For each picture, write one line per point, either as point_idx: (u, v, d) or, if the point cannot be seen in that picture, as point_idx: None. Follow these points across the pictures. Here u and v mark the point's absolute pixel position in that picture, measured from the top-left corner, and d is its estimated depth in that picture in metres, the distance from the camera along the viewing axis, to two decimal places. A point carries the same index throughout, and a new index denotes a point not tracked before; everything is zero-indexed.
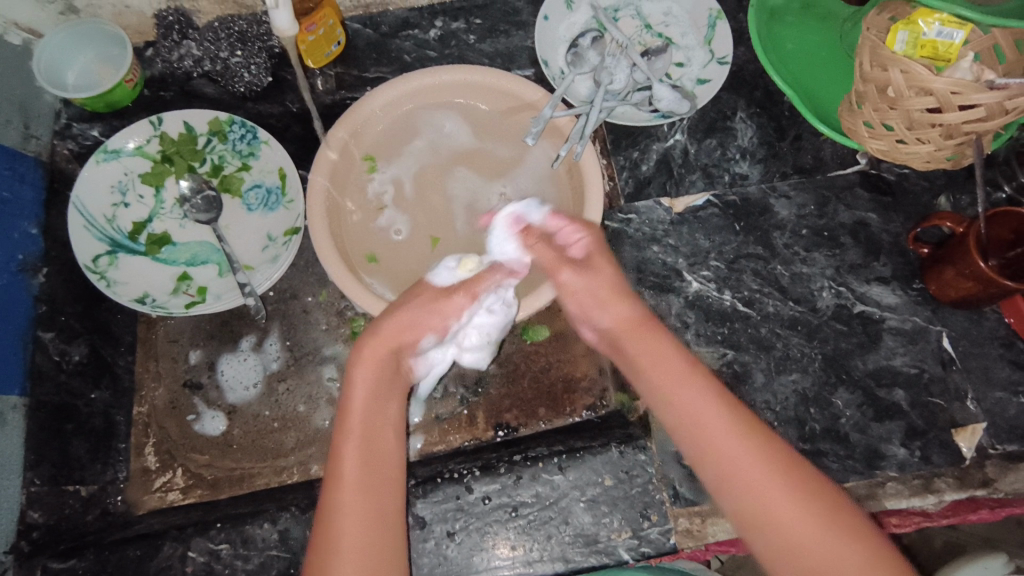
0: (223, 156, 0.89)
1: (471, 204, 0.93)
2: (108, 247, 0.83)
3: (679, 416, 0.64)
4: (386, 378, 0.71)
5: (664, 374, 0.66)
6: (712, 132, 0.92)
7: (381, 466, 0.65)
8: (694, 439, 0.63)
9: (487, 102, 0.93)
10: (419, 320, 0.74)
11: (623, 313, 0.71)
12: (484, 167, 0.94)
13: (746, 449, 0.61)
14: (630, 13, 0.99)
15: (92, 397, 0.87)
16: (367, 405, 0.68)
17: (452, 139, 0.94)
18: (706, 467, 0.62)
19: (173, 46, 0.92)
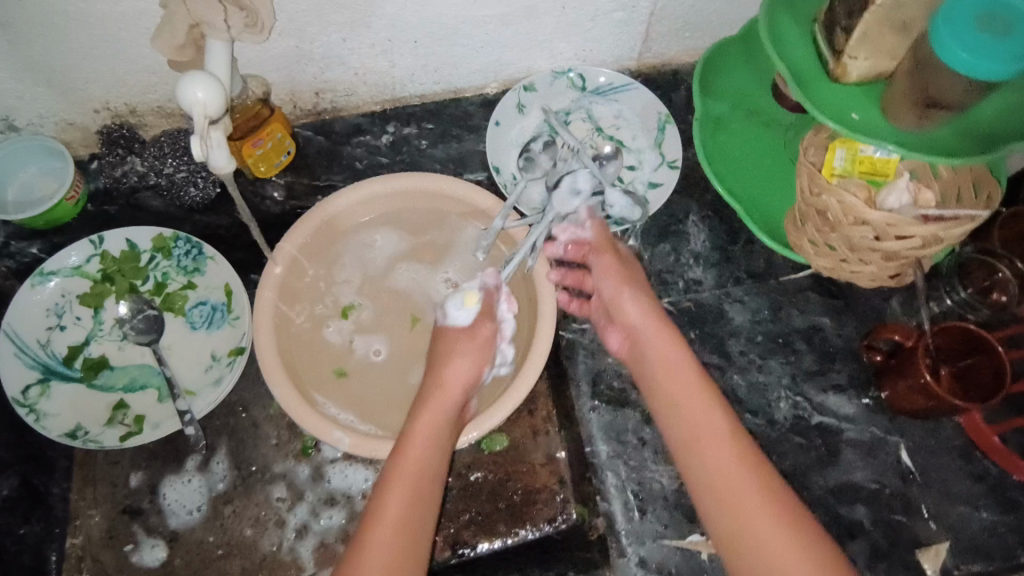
0: (167, 272, 0.87)
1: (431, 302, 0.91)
2: (39, 376, 0.80)
3: (687, 423, 0.72)
4: (442, 428, 0.75)
5: (693, 408, 0.73)
6: (664, 237, 0.93)
7: (418, 510, 0.69)
8: (691, 436, 0.71)
9: (423, 201, 0.91)
10: (454, 357, 0.80)
11: (645, 307, 0.80)
12: (427, 262, 0.92)
13: (752, 491, 0.66)
14: (581, 116, 1.00)
15: (20, 533, 0.84)
16: (424, 451, 0.72)
17: (383, 250, 0.92)
18: (693, 455, 0.70)
19: (117, 162, 0.90)
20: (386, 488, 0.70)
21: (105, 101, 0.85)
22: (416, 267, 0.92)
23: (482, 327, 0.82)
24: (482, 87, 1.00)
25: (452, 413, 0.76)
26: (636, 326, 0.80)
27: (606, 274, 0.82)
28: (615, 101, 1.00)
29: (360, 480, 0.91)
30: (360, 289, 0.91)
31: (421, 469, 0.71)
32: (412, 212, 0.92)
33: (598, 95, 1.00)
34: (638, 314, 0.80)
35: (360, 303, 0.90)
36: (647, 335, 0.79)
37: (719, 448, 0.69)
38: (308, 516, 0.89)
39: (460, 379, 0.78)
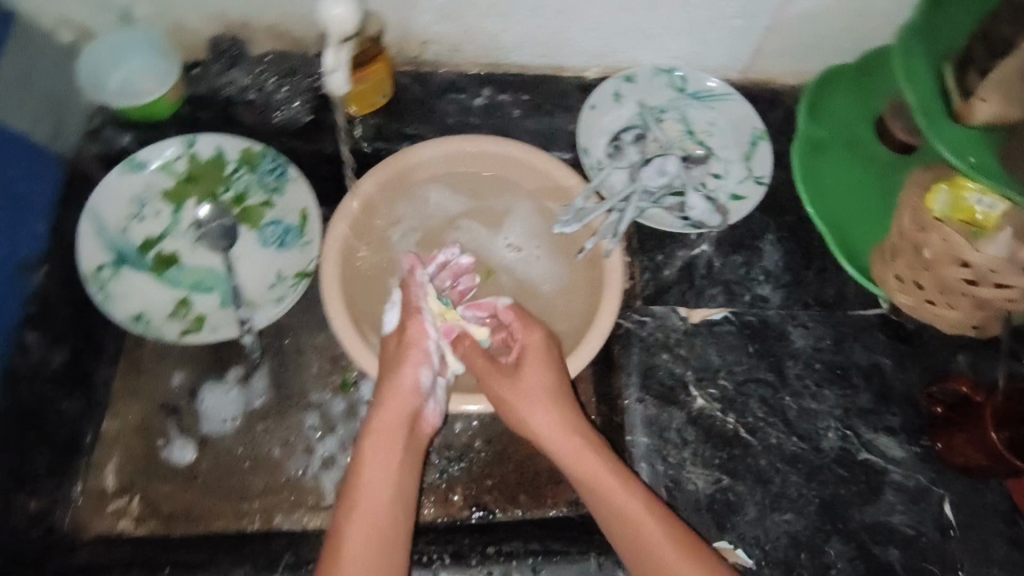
0: (249, 186, 0.88)
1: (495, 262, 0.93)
2: (113, 258, 0.81)
3: (624, 530, 0.70)
4: (393, 445, 0.74)
5: (602, 473, 0.73)
6: (738, 249, 0.92)
7: (386, 534, 0.69)
8: (629, 547, 0.69)
9: (498, 168, 0.93)
10: (402, 366, 0.75)
11: (555, 417, 0.77)
12: (487, 219, 0.94)
13: (664, 544, 0.68)
14: (675, 116, 0.99)
15: (62, 406, 0.84)
16: (376, 483, 0.72)
17: (441, 211, 0.93)
18: (643, 574, 0.68)
19: (220, 71, 0.91)
20: (343, 541, 0.68)
21: (223, 11, 0.85)
22: (475, 226, 0.94)
23: (420, 344, 0.76)
24: (583, 70, 1.00)
25: (401, 424, 0.75)
26: (541, 434, 0.77)
27: (504, 385, 0.79)
28: (712, 107, 0.99)
29: None
30: (423, 244, 0.93)
31: (381, 500, 0.71)
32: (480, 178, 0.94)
33: (696, 99, 0.99)
34: (546, 425, 0.77)
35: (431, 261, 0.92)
36: (554, 442, 0.77)
37: (639, 516, 0.70)
38: (337, 449, 0.89)
39: (410, 398, 0.75)
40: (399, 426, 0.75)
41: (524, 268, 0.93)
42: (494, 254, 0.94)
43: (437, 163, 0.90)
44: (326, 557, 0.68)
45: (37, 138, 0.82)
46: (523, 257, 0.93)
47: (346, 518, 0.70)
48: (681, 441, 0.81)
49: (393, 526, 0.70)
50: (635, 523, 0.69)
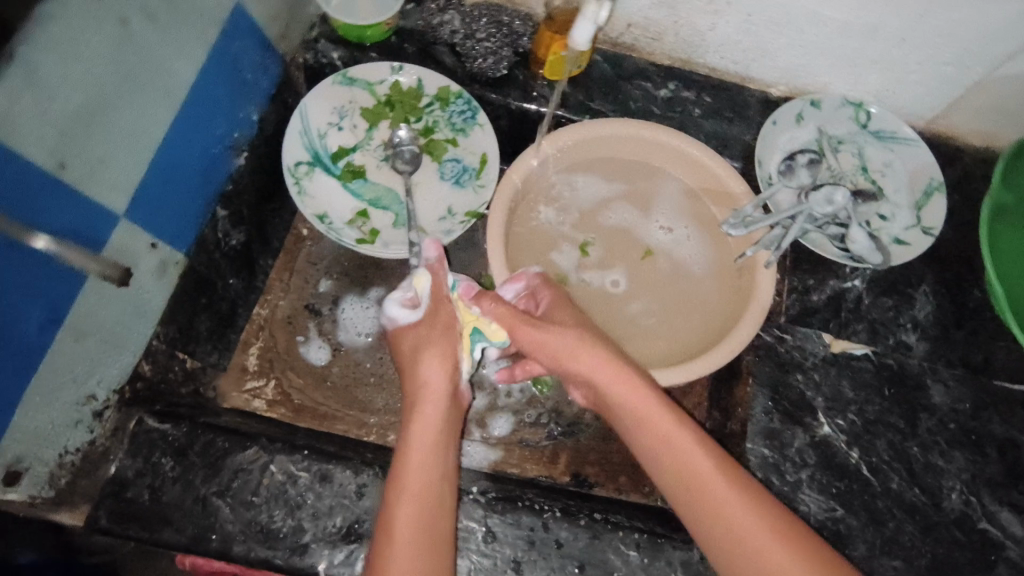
0: (438, 121, 0.92)
1: (650, 241, 0.96)
2: (310, 158, 0.87)
3: (689, 487, 0.67)
4: (437, 425, 0.73)
5: (651, 410, 0.71)
6: (890, 292, 0.91)
7: (431, 505, 0.67)
8: (694, 500, 0.66)
9: (652, 152, 0.95)
10: (427, 353, 0.77)
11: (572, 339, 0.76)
12: (639, 200, 0.97)
13: (727, 491, 0.65)
14: (852, 149, 0.98)
15: (229, 282, 0.88)
16: (420, 451, 0.70)
17: (591, 192, 0.96)
18: (702, 523, 0.66)
19: (436, 12, 0.97)
20: (399, 487, 0.67)
21: None
22: (628, 207, 0.97)
23: (447, 327, 0.78)
24: (770, 85, 1.01)
25: (437, 401, 0.74)
26: (595, 380, 0.75)
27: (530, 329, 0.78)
28: (890, 149, 0.98)
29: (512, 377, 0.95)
30: (580, 219, 0.97)
31: (431, 477, 0.69)
32: (634, 159, 0.96)
33: (875, 138, 0.99)
34: (597, 368, 0.74)
35: (593, 239, 0.96)
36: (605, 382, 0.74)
37: (705, 468, 0.66)
38: None
39: (438, 380, 0.76)
40: (436, 407, 0.73)
41: (679, 247, 0.96)
42: (647, 232, 0.97)
43: (597, 143, 0.93)
44: (381, 520, 0.66)
45: (269, 34, 0.88)
46: (675, 237, 0.96)
47: (395, 495, 0.67)
48: (800, 462, 0.81)
49: (438, 490, 0.68)
50: (696, 467, 0.67)
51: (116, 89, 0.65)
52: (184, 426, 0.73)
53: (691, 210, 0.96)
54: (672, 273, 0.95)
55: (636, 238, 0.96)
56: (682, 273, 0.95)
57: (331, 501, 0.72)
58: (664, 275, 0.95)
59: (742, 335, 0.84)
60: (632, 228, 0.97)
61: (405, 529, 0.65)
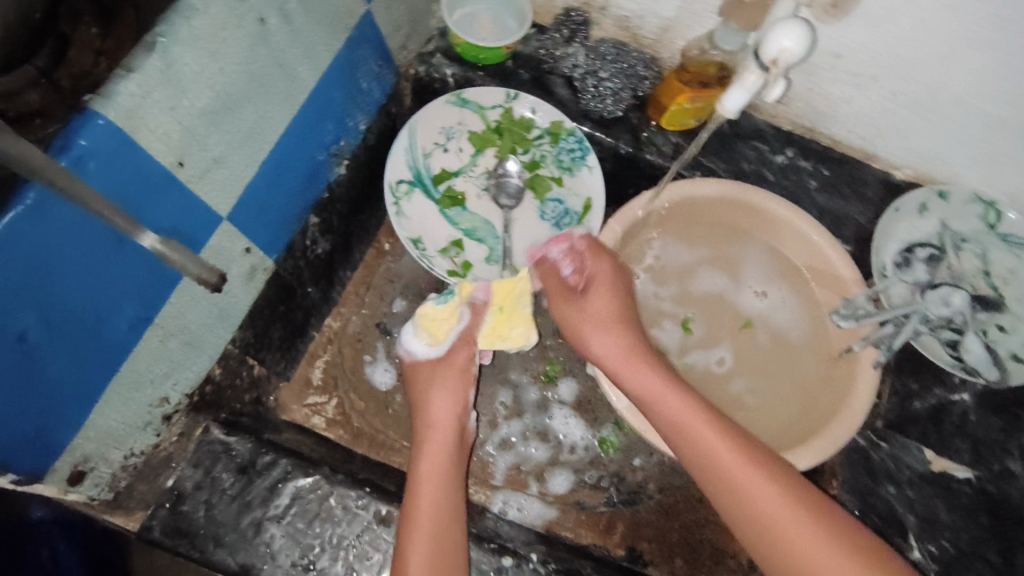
0: (545, 155, 0.88)
1: (747, 309, 0.92)
2: (412, 178, 0.84)
3: (702, 467, 0.67)
4: (447, 458, 0.73)
5: (686, 414, 0.68)
6: (1000, 412, 0.83)
7: (448, 531, 0.66)
8: (719, 489, 0.66)
9: (740, 217, 0.90)
10: (439, 389, 0.77)
11: (617, 346, 0.74)
12: (725, 264, 0.93)
13: (766, 493, 0.63)
14: (976, 250, 0.91)
15: (308, 290, 0.85)
16: (434, 472, 0.71)
17: (677, 258, 0.93)
18: (722, 500, 0.66)
19: (561, 43, 0.93)
20: (411, 515, 0.66)
21: None
22: (717, 274, 0.93)
23: (459, 364, 0.79)
24: (895, 167, 0.95)
25: (449, 434, 0.75)
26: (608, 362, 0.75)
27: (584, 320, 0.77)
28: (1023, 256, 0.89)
29: (578, 434, 0.90)
30: (675, 293, 0.93)
31: (442, 506, 0.68)
32: (719, 222, 0.92)
33: (1006, 242, 0.90)
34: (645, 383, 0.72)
35: (694, 313, 0.92)
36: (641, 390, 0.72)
37: (718, 452, 0.66)
38: (519, 435, 0.89)
39: (447, 415, 0.76)
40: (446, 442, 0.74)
41: (777, 314, 0.91)
42: (740, 301, 0.92)
43: (687, 207, 0.89)
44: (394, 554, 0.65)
45: (390, 45, 0.85)
46: (770, 302, 0.91)
47: (409, 523, 0.66)
48: None
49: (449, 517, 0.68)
50: (716, 459, 0.66)
51: (244, 88, 0.62)
52: (251, 441, 0.70)
53: (787, 273, 0.91)
54: (772, 346, 0.90)
55: (733, 305, 0.92)
56: (784, 347, 0.89)
57: (386, 546, 0.68)
58: (765, 348, 0.90)
59: (839, 435, 0.79)
60: (722, 297, 0.93)
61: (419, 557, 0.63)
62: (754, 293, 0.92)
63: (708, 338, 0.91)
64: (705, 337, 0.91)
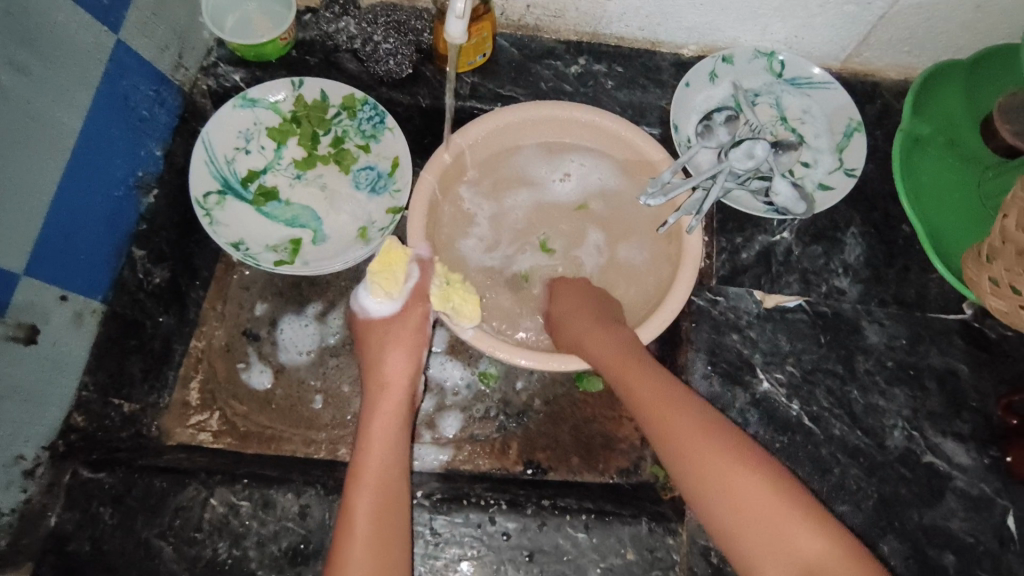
0: (347, 130, 0.91)
1: (567, 195, 0.92)
2: (220, 187, 0.86)
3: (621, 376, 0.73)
4: (398, 418, 0.75)
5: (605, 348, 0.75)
6: (819, 239, 0.91)
7: (392, 499, 0.68)
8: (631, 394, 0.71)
9: (515, 134, 0.90)
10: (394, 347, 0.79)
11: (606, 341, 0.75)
12: (522, 176, 0.92)
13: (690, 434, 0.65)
14: (769, 100, 0.97)
15: (159, 320, 0.88)
16: (382, 438, 0.72)
17: (486, 201, 0.91)
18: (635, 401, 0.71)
19: (332, 19, 0.95)
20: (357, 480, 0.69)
21: None
22: (522, 191, 0.92)
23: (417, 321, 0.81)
24: (680, 47, 0.99)
25: (402, 400, 0.77)
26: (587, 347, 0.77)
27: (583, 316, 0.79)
28: (807, 95, 0.97)
29: (456, 375, 0.95)
30: (515, 233, 0.91)
31: (389, 467, 0.70)
32: (503, 145, 0.90)
33: (792, 86, 0.97)
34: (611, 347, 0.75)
35: (546, 234, 0.91)
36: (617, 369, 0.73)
37: (648, 397, 0.69)
38: None
39: (400, 374, 0.78)
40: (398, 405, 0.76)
41: (590, 178, 0.92)
42: (557, 194, 0.92)
43: (470, 150, 0.88)
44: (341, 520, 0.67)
45: (161, 66, 0.86)
46: (575, 176, 0.92)
47: (355, 490, 0.68)
48: (743, 422, 0.82)
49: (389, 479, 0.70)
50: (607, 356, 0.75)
51: None
52: (119, 472, 0.75)
53: (564, 147, 0.92)
54: (616, 217, 0.91)
55: (557, 203, 0.92)
56: (617, 206, 0.91)
57: (275, 525, 0.74)
58: (608, 215, 0.91)
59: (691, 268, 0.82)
60: (546, 204, 0.92)
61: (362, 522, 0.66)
62: (557, 180, 0.92)
63: (575, 239, 0.91)
64: (574, 238, 0.91)
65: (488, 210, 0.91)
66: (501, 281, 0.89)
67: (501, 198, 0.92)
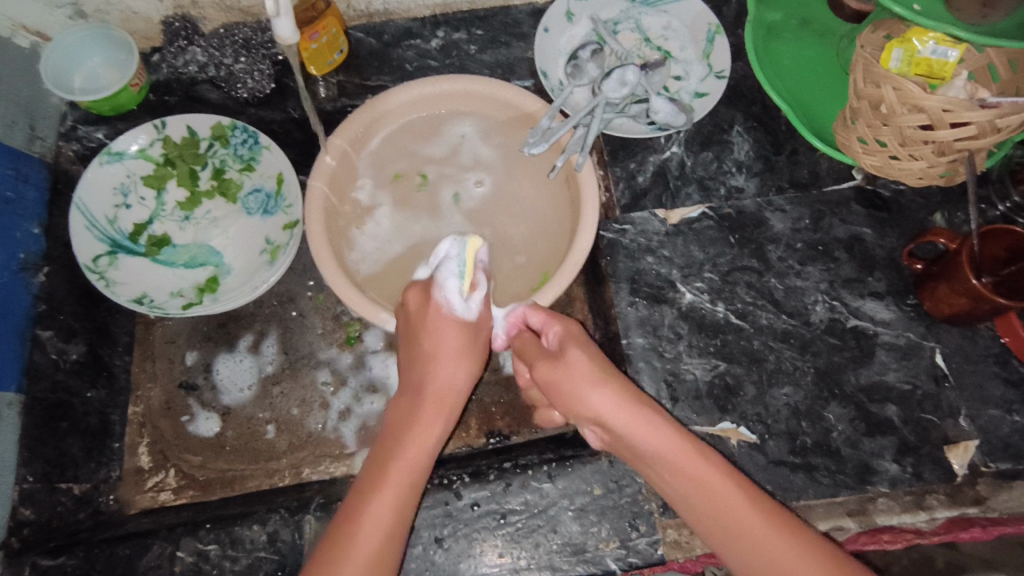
0: (224, 160, 0.90)
1: (427, 159, 0.91)
2: (108, 247, 0.85)
3: (641, 445, 0.66)
4: (436, 407, 0.70)
5: (615, 410, 0.67)
6: (708, 145, 0.92)
7: (400, 514, 0.64)
8: (653, 466, 0.66)
9: (365, 133, 0.87)
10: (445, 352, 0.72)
11: (611, 393, 0.68)
12: (382, 161, 0.90)
13: (713, 483, 0.64)
14: (630, 26, 0.98)
15: (88, 396, 0.86)
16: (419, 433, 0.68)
17: (362, 197, 0.89)
18: (663, 468, 0.66)
19: (179, 52, 0.94)
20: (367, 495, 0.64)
21: None
22: (387, 175, 0.90)
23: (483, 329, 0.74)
24: None
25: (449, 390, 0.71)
26: (598, 411, 0.68)
27: (548, 369, 0.70)
28: (665, 12, 0.98)
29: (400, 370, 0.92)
30: (401, 212, 0.89)
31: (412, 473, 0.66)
32: (362, 144, 0.88)
33: (648, 7, 0.99)
34: (607, 405, 0.67)
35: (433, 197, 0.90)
36: (620, 424, 0.67)
37: (664, 446, 0.66)
38: (352, 401, 0.91)
39: (449, 355, 0.72)
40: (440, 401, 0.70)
41: (442, 134, 0.92)
42: (417, 162, 0.91)
43: (337, 167, 0.85)
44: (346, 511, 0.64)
45: (14, 143, 0.85)
46: (424, 139, 0.91)
47: (358, 510, 0.63)
48: (675, 336, 0.83)
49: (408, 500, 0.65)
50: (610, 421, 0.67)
51: None
52: (79, 552, 0.77)
53: (408, 120, 0.90)
54: (485, 174, 0.91)
55: (419, 168, 0.91)
56: (482, 168, 0.91)
57: (248, 558, 0.77)
58: (479, 160, 0.91)
59: (592, 183, 0.82)
60: (415, 173, 0.91)
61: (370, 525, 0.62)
62: (379, 177, 0.90)
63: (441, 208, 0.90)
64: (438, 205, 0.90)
65: (372, 205, 0.89)
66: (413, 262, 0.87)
67: (376, 190, 0.90)
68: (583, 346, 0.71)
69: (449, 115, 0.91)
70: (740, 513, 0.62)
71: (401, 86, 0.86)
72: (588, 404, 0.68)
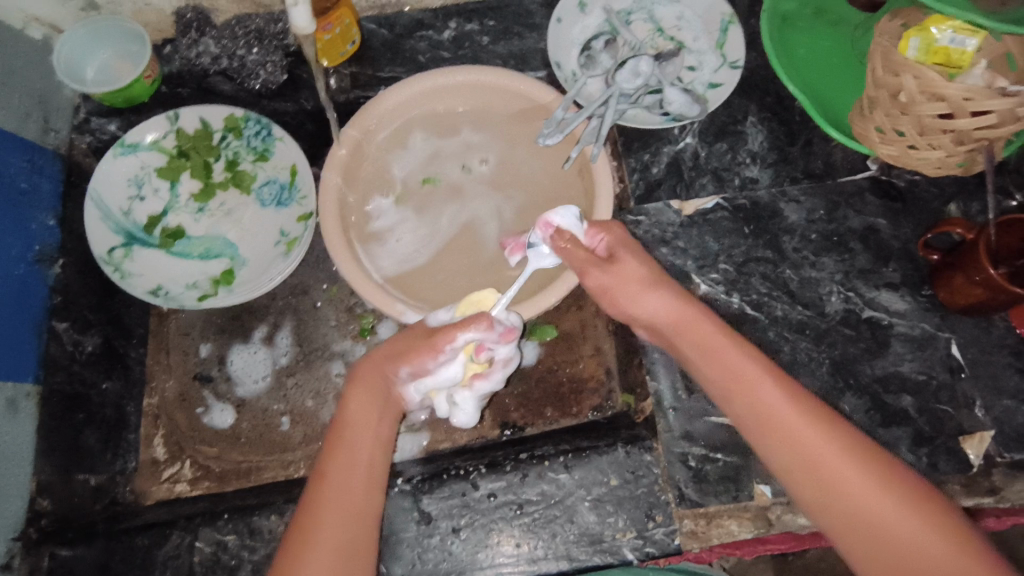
0: (238, 152, 0.90)
1: (438, 151, 0.91)
2: (123, 240, 0.85)
3: (698, 346, 0.67)
4: (376, 393, 0.68)
5: (674, 312, 0.68)
6: (723, 136, 0.92)
7: (359, 478, 0.63)
8: (709, 369, 0.66)
9: (377, 125, 0.88)
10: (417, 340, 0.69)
11: (669, 300, 0.69)
12: (393, 152, 0.90)
13: (782, 401, 0.61)
14: (643, 17, 0.97)
15: (103, 387, 0.86)
16: (358, 420, 0.67)
17: (375, 186, 0.89)
18: (711, 375, 0.66)
19: (191, 44, 0.94)
20: (323, 480, 0.62)
21: None
22: (397, 165, 0.90)
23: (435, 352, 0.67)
24: None
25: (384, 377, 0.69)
26: (657, 317, 0.70)
27: (598, 275, 0.71)
28: (678, 3, 0.98)
29: None
30: (412, 203, 0.89)
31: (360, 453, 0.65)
32: (373, 134, 0.88)
33: None
34: (660, 306, 0.69)
35: (444, 188, 0.90)
36: (671, 326, 0.69)
37: (720, 345, 0.65)
38: None
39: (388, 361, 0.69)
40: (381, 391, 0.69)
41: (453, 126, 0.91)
42: (429, 153, 0.91)
43: (348, 160, 0.85)
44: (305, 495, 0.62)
45: (28, 135, 0.85)
46: (436, 131, 0.91)
47: (315, 496, 0.61)
48: None
49: (370, 477, 0.64)
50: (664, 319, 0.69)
51: None
52: (99, 542, 0.78)
53: (421, 112, 0.90)
54: (495, 166, 0.91)
55: (428, 158, 0.91)
56: (492, 157, 0.91)
57: (266, 548, 0.77)
58: (488, 151, 0.91)
59: (605, 174, 0.81)
60: (425, 163, 0.91)
61: (338, 503, 0.61)
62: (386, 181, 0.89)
63: (458, 191, 0.90)
64: (453, 190, 0.90)
65: (381, 197, 0.89)
66: (425, 254, 0.87)
67: (387, 181, 0.90)
68: (636, 253, 0.72)
69: (428, 107, 0.90)
70: (822, 442, 0.58)
71: (412, 77, 0.86)
72: (641, 305, 0.70)
